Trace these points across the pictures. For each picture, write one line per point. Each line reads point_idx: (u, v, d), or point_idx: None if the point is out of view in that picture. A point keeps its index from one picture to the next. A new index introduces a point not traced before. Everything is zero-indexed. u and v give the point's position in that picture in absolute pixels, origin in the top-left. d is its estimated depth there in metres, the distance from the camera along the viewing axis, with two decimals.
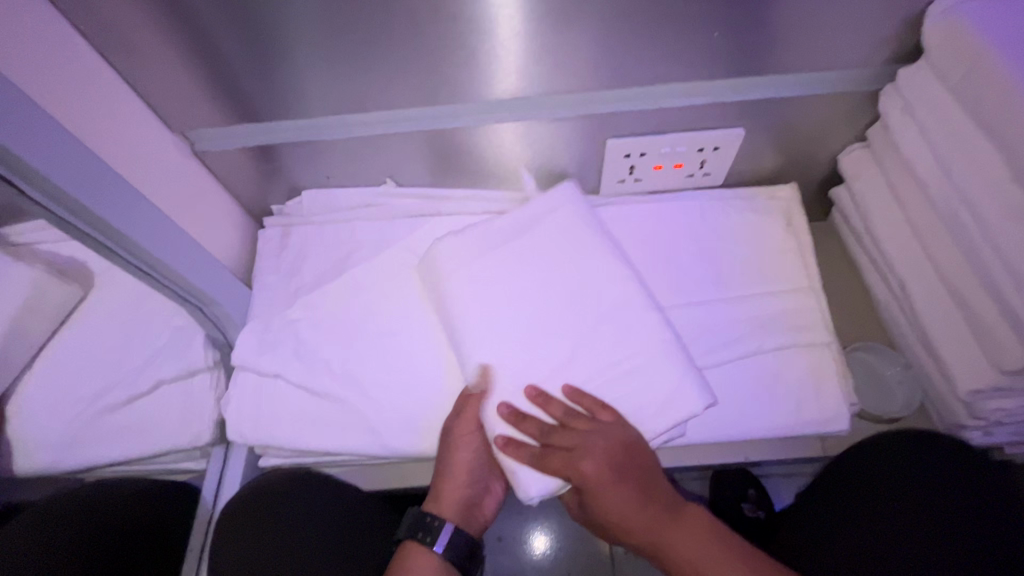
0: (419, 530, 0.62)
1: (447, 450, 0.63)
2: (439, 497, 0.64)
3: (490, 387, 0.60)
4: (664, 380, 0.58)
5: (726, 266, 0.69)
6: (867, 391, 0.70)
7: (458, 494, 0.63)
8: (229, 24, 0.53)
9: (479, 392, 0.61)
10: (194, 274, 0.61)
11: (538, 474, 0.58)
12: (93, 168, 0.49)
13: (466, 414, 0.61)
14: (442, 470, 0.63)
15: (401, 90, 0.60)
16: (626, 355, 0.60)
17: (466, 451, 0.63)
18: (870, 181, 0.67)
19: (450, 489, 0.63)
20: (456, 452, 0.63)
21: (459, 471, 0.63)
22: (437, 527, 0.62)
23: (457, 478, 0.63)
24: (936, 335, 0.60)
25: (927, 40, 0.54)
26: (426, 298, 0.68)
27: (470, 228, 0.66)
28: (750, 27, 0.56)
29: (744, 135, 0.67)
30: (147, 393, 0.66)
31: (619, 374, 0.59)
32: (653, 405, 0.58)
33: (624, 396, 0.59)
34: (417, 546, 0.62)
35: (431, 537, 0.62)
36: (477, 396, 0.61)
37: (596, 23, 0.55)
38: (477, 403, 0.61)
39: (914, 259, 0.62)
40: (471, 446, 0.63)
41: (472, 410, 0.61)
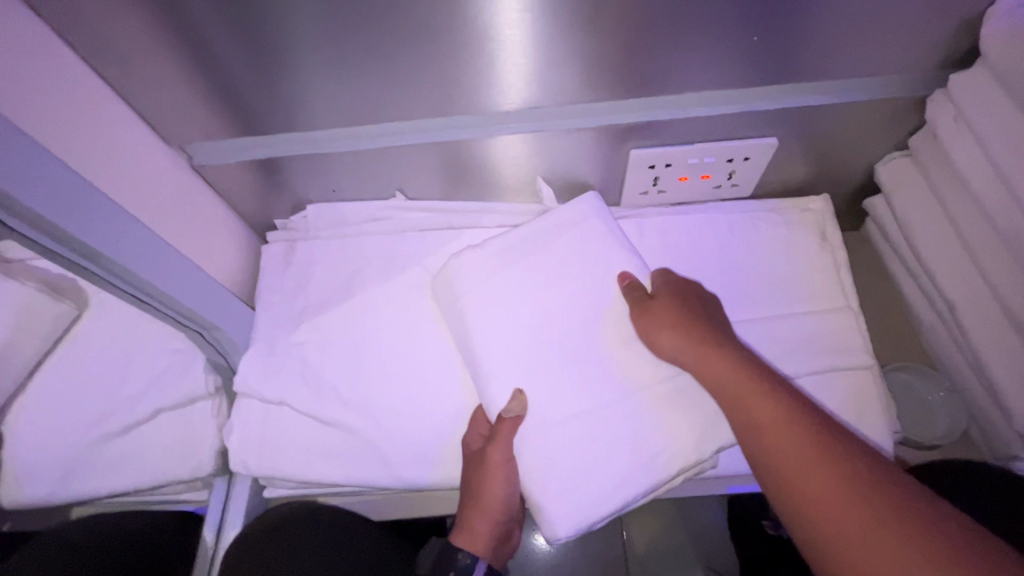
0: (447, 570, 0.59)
1: (479, 482, 0.59)
2: (470, 532, 0.60)
3: (522, 410, 0.56)
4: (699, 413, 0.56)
5: (758, 284, 0.65)
6: (908, 416, 0.67)
7: (490, 529, 0.60)
8: (227, 33, 0.49)
9: (513, 416, 0.56)
10: (191, 298, 0.58)
11: (569, 516, 0.55)
12: (77, 193, 0.46)
13: (499, 441, 0.56)
14: (475, 503, 0.59)
15: (414, 99, 0.57)
16: (659, 383, 0.57)
17: (503, 481, 0.58)
18: (915, 194, 0.63)
19: (482, 525, 0.60)
20: (491, 483, 0.58)
21: (492, 504, 0.59)
22: (469, 565, 0.59)
23: (491, 512, 0.60)
24: (989, 361, 0.56)
25: (986, 44, 0.50)
26: (440, 319, 0.64)
27: (489, 242, 0.61)
28: (790, 30, 0.51)
29: (777, 144, 0.63)
30: (143, 421, 0.63)
31: (652, 406, 0.56)
32: (689, 442, 0.55)
33: (658, 432, 0.55)
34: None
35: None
36: (512, 419, 0.56)
37: (623, 28, 0.50)
38: (512, 429, 0.56)
39: (966, 278, 0.58)
40: (507, 479, 0.59)
41: (507, 438, 0.56)
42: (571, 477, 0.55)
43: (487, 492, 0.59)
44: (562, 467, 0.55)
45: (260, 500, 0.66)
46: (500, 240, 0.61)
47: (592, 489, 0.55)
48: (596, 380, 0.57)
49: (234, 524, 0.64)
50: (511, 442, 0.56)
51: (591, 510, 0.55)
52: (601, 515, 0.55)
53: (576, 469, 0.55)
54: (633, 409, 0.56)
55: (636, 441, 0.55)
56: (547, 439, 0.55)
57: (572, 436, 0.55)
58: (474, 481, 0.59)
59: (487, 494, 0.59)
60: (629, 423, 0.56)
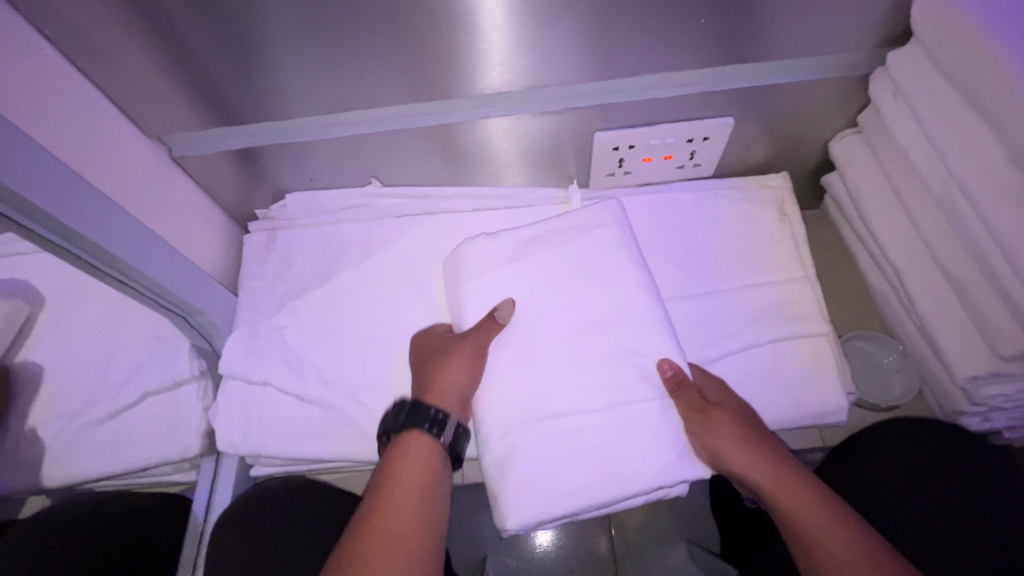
0: (423, 421, 0.58)
1: (457, 353, 0.59)
2: (442, 390, 0.59)
3: (509, 317, 0.59)
4: (661, 452, 0.56)
5: (719, 258, 0.68)
6: (867, 380, 0.71)
7: (458, 395, 0.59)
8: (201, 25, 0.51)
9: (501, 321, 0.59)
10: (172, 281, 0.60)
11: (526, 509, 0.55)
12: (59, 178, 0.48)
13: (481, 328, 0.59)
14: (447, 368, 0.58)
15: (384, 86, 0.59)
16: (632, 390, 0.57)
17: (473, 360, 0.58)
18: (865, 167, 0.66)
19: (448, 390, 0.58)
20: (461, 359, 0.58)
21: (456, 379, 0.58)
22: (443, 419, 0.59)
23: (455, 387, 0.58)
24: (933, 322, 0.59)
25: (916, 23, 0.53)
26: (445, 303, 0.67)
27: (505, 234, 0.64)
28: (736, 14, 0.54)
29: (732, 124, 0.66)
30: (131, 406, 0.66)
31: (620, 412, 0.57)
32: (660, 465, 0.56)
33: (625, 448, 0.56)
34: (421, 438, 0.58)
35: (438, 428, 0.58)
36: (498, 324, 0.59)
37: (578, 14, 0.53)
38: (496, 328, 0.59)
39: (912, 247, 0.62)
40: (477, 358, 0.58)
41: (489, 331, 0.59)
42: (548, 450, 0.56)
43: (461, 360, 0.58)
44: (540, 446, 0.56)
45: (247, 479, 0.69)
46: (515, 235, 0.64)
47: (566, 472, 0.56)
48: (568, 351, 0.59)
49: (222, 501, 0.66)
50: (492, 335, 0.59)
51: (549, 506, 0.55)
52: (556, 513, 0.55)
53: (550, 457, 0.56)
54: (607, 398, 0.57)
55: (617, 449, 0.56)
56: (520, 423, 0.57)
57: (543, 411, 0.57)
58: (448, 354, 0.59)
59: (463, 361, 0.58)
60: (619, 434, 0.56)
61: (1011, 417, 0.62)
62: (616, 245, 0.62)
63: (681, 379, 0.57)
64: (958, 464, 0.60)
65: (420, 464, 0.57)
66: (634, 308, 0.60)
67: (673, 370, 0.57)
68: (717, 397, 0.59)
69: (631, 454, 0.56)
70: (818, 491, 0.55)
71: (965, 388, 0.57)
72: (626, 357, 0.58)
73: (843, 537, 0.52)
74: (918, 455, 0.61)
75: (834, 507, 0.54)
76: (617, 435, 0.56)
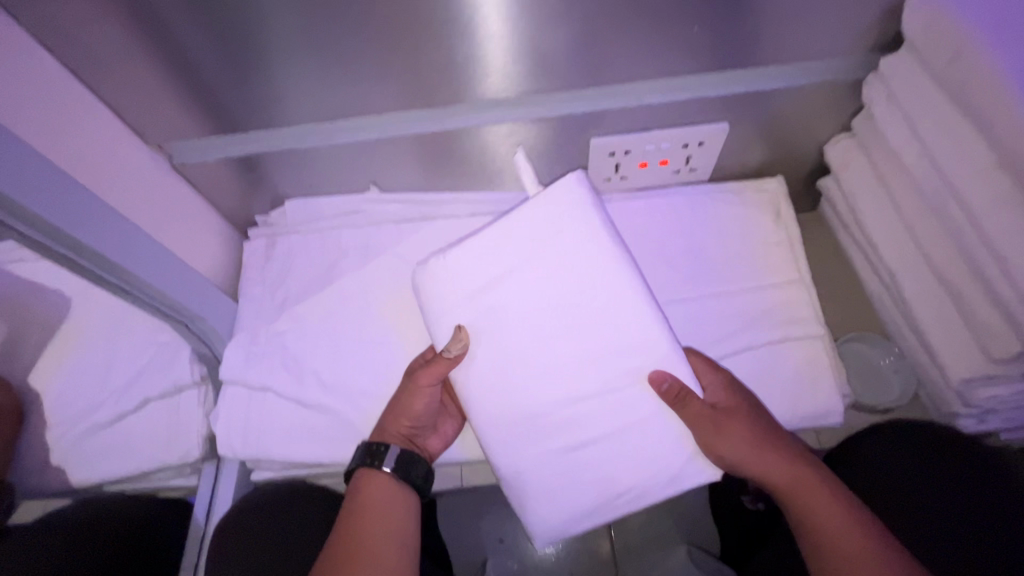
0: (369, 457, 0.59)
1: (410, 385, 0.61)
2: (387, 424, 0.61)
3: (461, 355, 0.58)
4: (674, 458, 0.58)
5: (715, 262, 0.68)
6: (863, 383, 0.71)
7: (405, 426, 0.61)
8: (200, 35, 0.52)
9: (452, 357, 0.58)
10: (173, 288, 0.60)
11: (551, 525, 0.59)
12: (59, 186, 0.48)
13: (431, 368, 0.59)
14: (396, 404, 0.62)
15: (380, 93, 0.59)
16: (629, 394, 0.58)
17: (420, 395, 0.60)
18: (860, 171, 0.66)
19: (396, 421, 0.61)
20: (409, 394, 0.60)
21: (405, 409, 0.61)
22: (385, 453, 0.59)
23: (403, 419, 0.61)
24: (927, 326, 0.60)
25: (908, 29, 0.53)
26: None
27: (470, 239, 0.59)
28: (728, 21, 0.55)
29: (728, 129, 0.67)
30: (133, 412, 0.66)
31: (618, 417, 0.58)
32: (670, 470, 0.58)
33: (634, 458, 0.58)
34: (374, 474, 0.59)
35: (379, 460, 0.59)
36: (449, 359, 0.58)
37: (571, 22, 0.54)
38: (448, 365, 0.59)
39: (906, 251, 0.62)
40: (423, 393, 0.60)
41: (437, 369, 0.59)
42: (543, 447, 0.59)
43: (412, 392, 0.61)
44: (558, 459, 0.59)
45: (246, 483, 0.69)
46: (481, 241, 0.59)
47: (577, 490, 0.59)
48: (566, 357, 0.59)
49: (221, 504, 0.67)
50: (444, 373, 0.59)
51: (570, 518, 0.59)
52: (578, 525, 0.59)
53: (568, 471, 0.59)
54: (603, 401, 0.58)
55: (622, 474, 0.58)
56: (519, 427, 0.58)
57: (540, 417, 0.58)
58: (404, 387, 0.62)
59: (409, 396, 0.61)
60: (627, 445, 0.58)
61: (1006, 418, 0.63)
62: None
63: (683, 388, 0.56)
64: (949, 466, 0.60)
65: (383, 493, 0.59)
66: None
67: (670, 384, 0.56)
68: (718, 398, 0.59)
69: (630, 475, 0.58)
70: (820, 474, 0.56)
71: (959, 391, 0.58)
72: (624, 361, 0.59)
73: (853, 529, 0.52)
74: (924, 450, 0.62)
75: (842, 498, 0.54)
76: (617, 456, 0.58)
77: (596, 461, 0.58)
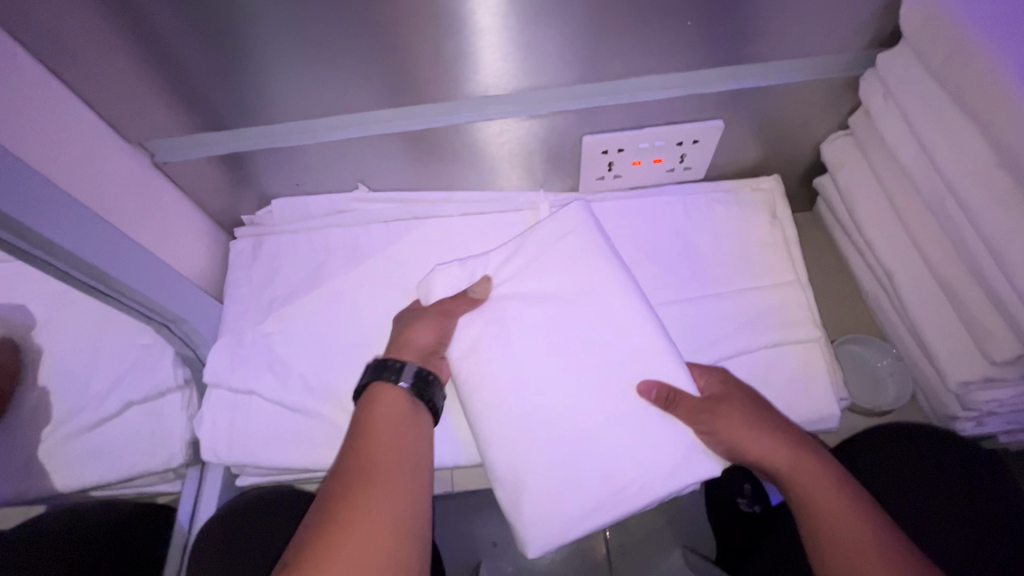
0: (384, 372, 0.56)
1: (429, 311, 0.60)
2: (404, 341, 0.58)
3: (484, 296, 0.61)
4: (670, 450, 0.55)
5: (710, 262, 0.67)
6: (860, 385, 0.70)
7: (423, 349, 0.58)
8: (180, 30, 0.51)
9: (475, 297, 0.60)
10: (156, 290, 0.59)
11: (546, 533, 0.55)
12: (36, 187, 0.47)
13: (455, 301, 0.60)
14: (413, 325, 0.59)
15: (369, 89, 0.58)
16: (622, 396, 0.57)
17: (440, 323, 0.59)
18: (857, 170, 0.65)
19: (414, 341, 0.58)
20: (429, 322, 0.59)
21: (424, 331, 0.59)
22: (402, 366, 0.56)
23: (422, 343, 0.58)
24: (925, 327, 0.59)
25: (906, 24, 0.52)
26: None
27: (473, 260, 0.63)
28: (722, 17, 0.54)
29: (723, 126, 0.65)
30: (114, 415, 0.65)
31: (610, 419, 0.56)
32: (664, 471, 0.55)
33: (627, 457, 0.55)
34: (387, 388, 0.56)
35: (397, 374, 0.56)
36: (471, 299, 0.60)
37: (561, 17, 0.53)
38: (468, 304, 0.60)
39: (904, 251, 0.61)
40: (444, 320, 0.59)
41: (460, 305, 0.60)
42: (542, 454, 0.56)
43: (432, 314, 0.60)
44: (546, 463, 0.56)
45: (232, 488, 0.68)
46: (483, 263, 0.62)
47: (573, 494, 0.55)
48: (559, 361, 0.58)
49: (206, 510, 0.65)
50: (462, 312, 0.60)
51: (565, 522, 0.55)
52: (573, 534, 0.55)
53: (559, 473, 0.56)
54: (598, 408, 0.56)
55: (620, 467, 0.55)
56: (509, 431, 0.57)
57: (531, 421, 0.57)
58: (420, 314, 0.60)
59: (429, 319, 0.59)
60: (615, 444, 0.56)
61: (1005, 422, 0.62)
62: (601, 247, 0.61)
63: (670, 392, 0.56)
64: (954, 469, 0.60)
65: (393, 417, 0.55)
66: (623, 314, 0.58)
67: (658, 393, 0.55)
68: (723, 395, 0.57)
69: (626, 468, 0.55)
70: (838, 478, 0.52)
71: (957, 393, 0.57)
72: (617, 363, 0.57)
73: (857, 526, 0.49)
74: (930, 456, 0.61)
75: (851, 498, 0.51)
76: (612, 448, 0.56)
77: (591, 458, 0.56)
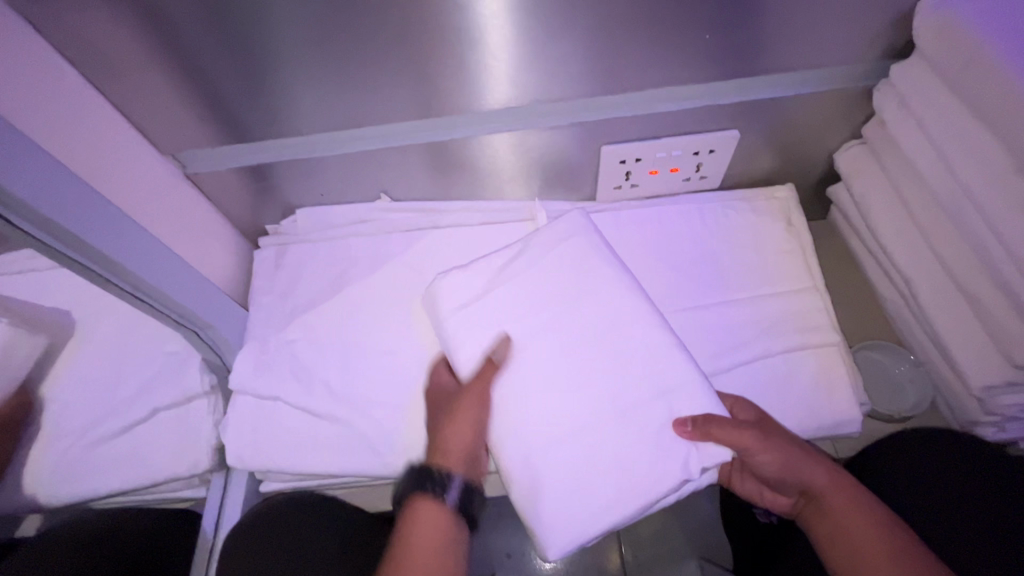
0: (427, 484, 0.57)
1: (458, 406, 0.58)
2: (445, 448, 0.57)
3: (505, 357, 0.59)
4: (686, 450, 0.55)
5: (727, 270, 0.68)
6: (880, 391, 0.70)
7: (464, 448, 0.58)
8: (216, 45, 0.53)
9: (499, 360, 0.58)
10: (186, 297, 0.60)
11: (566, 538, 0.55)
12: (81, 197, 0.49)
13: (482, 379, 0.58)
14: (448, 424, 0.58)
15: (395, 102, 0.60)
16: (643, 401, 0.57)
17: (472, 413, 0.57)
18: (871, 178, 0.66)
19: (456, 445, 0.57)
20: (460, 416, 0.57)
21: (461, 430, 0.57)
22: (447, 479, 0.57)
23: (461, 446, 0.58)
24: (944, 331, 0.59)
25: (920, 34, 0.54)
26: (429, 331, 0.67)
27: (474, 265, 0.64)
28: (740, 29, 0.56)
29: (739, 136, 0.67)
30: (142, 421, 0.65)
31: (630, 424, 0.56)
32: (679, 466, 0.55)
33: (646, 462, 0.55)
34: (431, 504, 0.57)
35: (442, 490, 0.56)
36: (495, 364, 0.58)
37: (584, 32, 0.54)
38: (494, 370, 0.58)
39: (922, 258, 0.62)
40: (476, 412, 0.57)
41: (489, 380, 0.58)
42: (567, 462, 0.56)
43: (463, 412, 0.57)
44: (564, 467, 0.56)
45: (255, 494, 0.69)
46: (485, 265, 0.63)
47: (595, 498, 0.55)
48: (581, 367, 0.58)
49: (231, 514, 0.66)
50: (490, 381, 0.58)
51: (587, 524, 0.55)
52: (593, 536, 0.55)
53: (578, 477, 0.56)
54: (619, 414, 0.57)
55: (639, 469, 0.55)
56: (530, 435, 0.57)
57: (553, 425, 0.57)
58: (449, 408, 0.59)
59: (463, 416, 0.57)
60: (634, 445, 0.56)
61: None
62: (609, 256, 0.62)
63: (709, 414, 0.55)
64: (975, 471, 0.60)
65: (432, 543, 0.55)
66: (644, 321, 0.59)
67: (690, 423, 0.55)
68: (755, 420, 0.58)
69: (644, 468, 0.55)
70: (865, 502, 0.55)
71: (979, 397, 0.57)
72: (639, 368, 0.58)
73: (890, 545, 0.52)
74: (957, 462, 0.60)
75: (888, 526, 0.53)
76: (632, 450, 0.56)
77: (611, 462, 0.56)
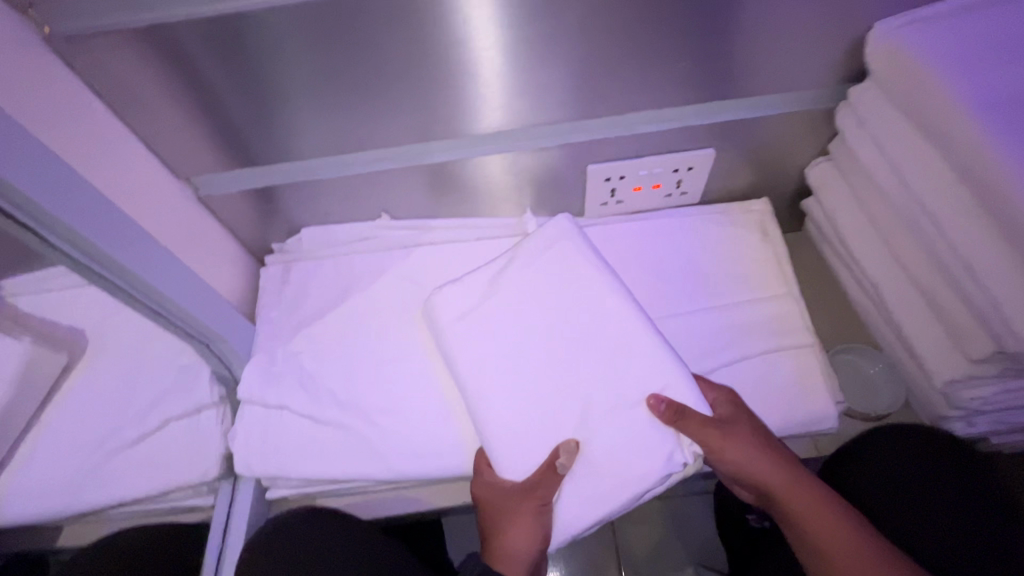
0: None
1: (517, 513, 0.59)
2: (508, 553, 0.61)
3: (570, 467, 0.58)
4: (670, 446, 0.58)
5: (707, 278, 0.72)
6: (857, 391, 0.73)
7: (526, 553, 0.61)
8: (231, 78, 0.57)
9: (562, 470, 0.58)
10: (200, 311, 0.64)
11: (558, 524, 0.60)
12: (110, 218, 0.53)
13: (544, 485, 0.59)
14: (510, 531, 0.60)
15: (394, 127, 0.64)
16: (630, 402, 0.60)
17: (531, 521, 0.59)
18: (837, 192, 0.71)
19: (518, 547, 0.61)
20: (520, 521, 0.59)
21: (523, 539, 0.60)
22: None
23: (521, 554, 0.61)
24: (910, 331, 0.63)
25: (873, 60, 0.59)
26: (428, 340, 0.70)
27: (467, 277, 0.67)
28: (711, 58, 0.61)
29: (714, 154, 0.72)
30: (154, 431, 0.67)
31: (618, 423, 0.60)
32: (662, 461, 0.58)
33: (633, 458, 0.58)
34: None
35: None
36: (559, 474, 0.59)
37: (570, 62, 0.60)
38: (557, 479, 0.59)
39: (886, 264, 0.66)
40: (536, 519, 0.59)
41: (548, 487, 0.59)
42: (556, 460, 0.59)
43: (522, 520, 0.59)
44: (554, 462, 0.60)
45: (263, 501, 0.71)
46: (479, 275, 0.67)
47: (585, 492, 0.59)
48: (572, 371, 0.62)
49: (241, 519, 0.68)
50: (552, 489, 0.59)
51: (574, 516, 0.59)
52: (583, 526, 0.60)
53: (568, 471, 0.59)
54: (608, 415, 0.60)
55: (626, 465, 0.58)
56: (524, 434, 0.61)
57: (546, 426, 0.61)
58: (507, 513, 0.60)
59: (523, 525, 0.59)
60: (619, 442, 0.59)
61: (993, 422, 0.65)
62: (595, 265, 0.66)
63: (682, 405, 0.58)
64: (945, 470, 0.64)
65: None
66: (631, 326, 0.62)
67: (666, 403, 0.58)
68: (726, 413, 0.61)
69: (630, 465, 0.58)
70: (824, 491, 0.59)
71: (943, 392, 0.61)
72: (625, 371, 0.61)
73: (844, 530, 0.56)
74: (928, 457, 0.65)
75: (842, 512, 0.57)
76: (619, 446, 0.59)
77: (599, 458, 0.59)
